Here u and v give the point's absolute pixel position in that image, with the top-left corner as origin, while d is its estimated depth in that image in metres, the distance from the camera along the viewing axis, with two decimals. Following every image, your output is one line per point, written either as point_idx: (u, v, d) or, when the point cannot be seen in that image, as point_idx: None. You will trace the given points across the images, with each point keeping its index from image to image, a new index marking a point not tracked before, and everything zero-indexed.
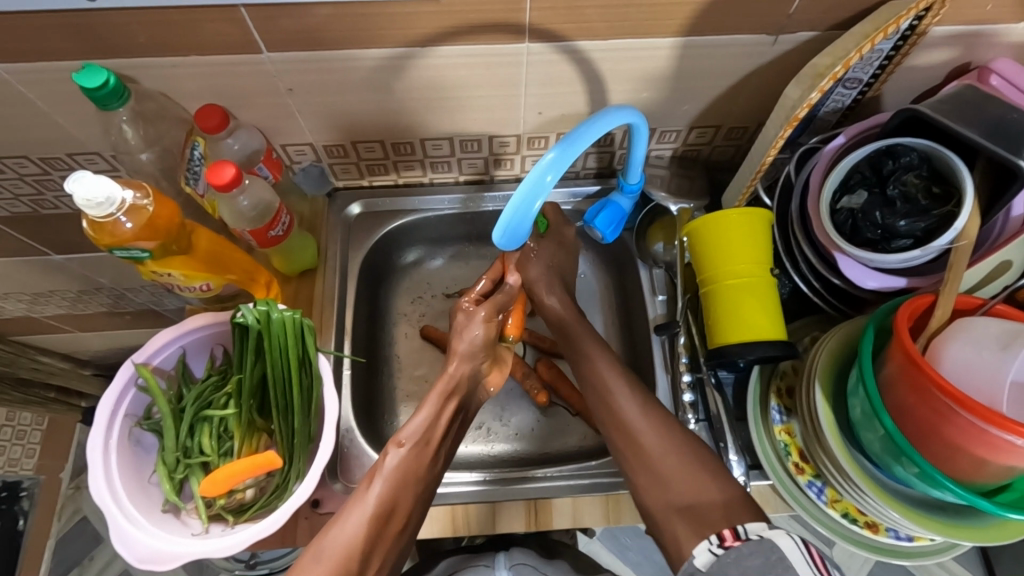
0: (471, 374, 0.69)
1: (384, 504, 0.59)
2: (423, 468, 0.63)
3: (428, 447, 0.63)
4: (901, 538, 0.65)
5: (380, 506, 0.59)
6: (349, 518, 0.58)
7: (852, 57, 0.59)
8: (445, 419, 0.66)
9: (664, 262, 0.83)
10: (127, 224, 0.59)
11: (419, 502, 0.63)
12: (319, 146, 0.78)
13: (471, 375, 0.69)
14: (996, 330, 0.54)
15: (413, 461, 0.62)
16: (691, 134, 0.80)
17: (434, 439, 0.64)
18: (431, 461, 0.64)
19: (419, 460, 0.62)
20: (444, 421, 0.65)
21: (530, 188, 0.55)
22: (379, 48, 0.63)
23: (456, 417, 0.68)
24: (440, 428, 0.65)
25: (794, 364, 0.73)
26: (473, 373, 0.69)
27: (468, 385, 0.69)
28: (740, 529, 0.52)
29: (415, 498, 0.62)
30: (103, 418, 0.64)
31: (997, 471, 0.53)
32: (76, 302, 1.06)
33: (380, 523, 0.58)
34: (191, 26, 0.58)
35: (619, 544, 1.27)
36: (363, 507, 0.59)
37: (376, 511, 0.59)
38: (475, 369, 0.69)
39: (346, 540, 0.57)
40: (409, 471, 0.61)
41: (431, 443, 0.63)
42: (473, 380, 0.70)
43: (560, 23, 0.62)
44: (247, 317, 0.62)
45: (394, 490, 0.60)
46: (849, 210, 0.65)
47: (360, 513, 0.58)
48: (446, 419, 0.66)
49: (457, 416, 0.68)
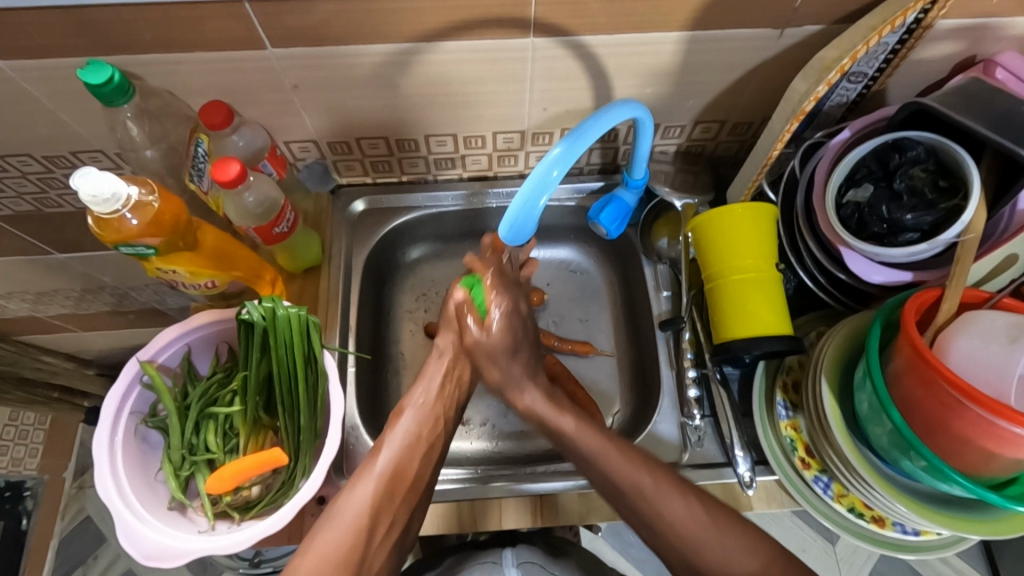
0: (459, 344, 0.70)
1: (393, 465, 0.60)
2: (429, 430, 0.64)
3: (427, 409, 0.65)
4: (908, 532, 0.65)
5: (388, 466, 0.60)
6: (359, 482, 0.59)
7: (859, 50, 0.59)
8: (442, 386, 0.67)
9: (669, 258, 0.83)
10: (133, 221, 0.59)
11: (429, 466, 0.63)
12: (322, 143, 0.78)
13: (460, 343, 0.70)
14: (1004, 323, 0.54)
15: (417, 424, 0.64)
16: (695, 129, 0.80)
17: (432, 400, 0.66)
18: (437, 429, 0.65)
19: (423, 422, 0.64)
20: (441, 386, 0.67)
21: (535, 183, 0.55)
22: (384, 44, 0.63)
23: (458, 386, 0.70)
24: (436, 391, 0.67)
25: (800, 360, 0.73)
26: (461, 341, 0.70)
27: (460, 352, 0.70)
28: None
29: (424, 461, 0.63)
30: (109, 415, 0.64)
31: (1005, 464, 0.53)
32: (79, 300, 1.06)
33: (390, 483, 0.59)
34: (197, 22, 0.58)
35: (623, 541, 1.27)
36: (372, 471, 0.60)
37: (385, 472, 0.60)
38: (463, 336, 0.70)
39: (357, 501, 0.58)
40: (415, 434, 0.63)
41: (430, 406, 0.66)
42: (463, 350, 0.70)
43: (565, 18, 0.62)
44: (253, 314, 0.62)
45: (400, 451, 0.61)
46: (855, 203, 0.65)
47: (369, 476, 0.59)
48: (442, 386, 0.67)
49: (452, 385, 0.69)
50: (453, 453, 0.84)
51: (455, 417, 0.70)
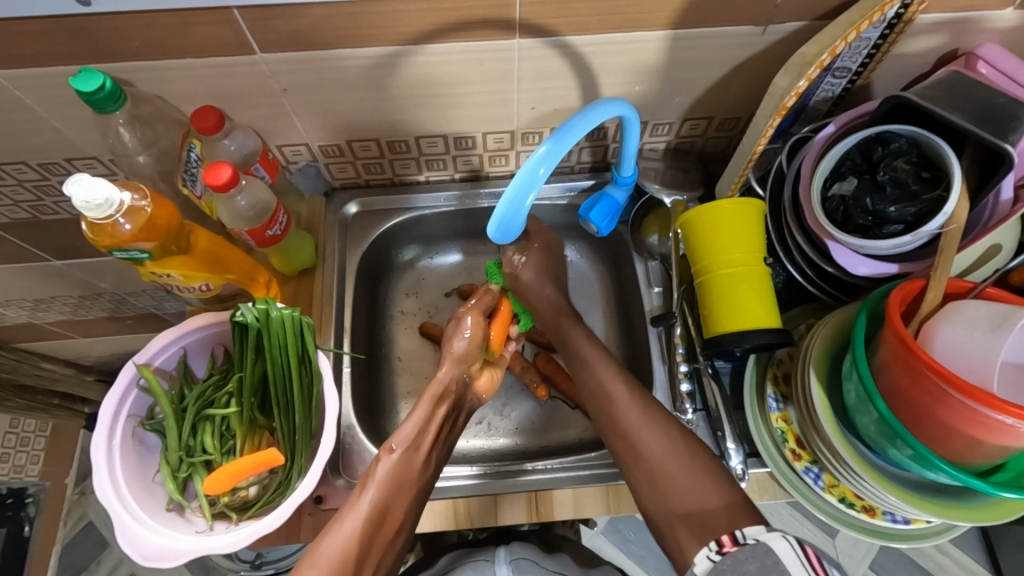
0: (462, 379, 0.69)
1: (378, 509, 0.58)
2: (417, 474, 0.62)
3: (418, 453, 0.62)
4: (898, 521, 0.66)
5: (373, 511, 0.58)
6: (344, 522, 0.57)
7: (838, 45, 0.60)
8: (437, 426, 0.65)
9: (660, 254, 0.84)
10: (126, 226, 0.59)
11: (415, 506, 0.61)
12: (314, 145, 0.79)
13: (460, 382, 0.69)
14: (987, 311, 0.55)
15: (405, 468, 0.61)
16: (683, 126, 0.81)
17: (425, 444, 0.63)
18: (424, 471, 0.62)
19: (412, 467, 0.61)
20: (435, 429, 0.65)
21: (523, 182, 0.56)
22: (372, 47, 0.64)
23: (450, 427, 0.68)
24: (432, 432, 0.64)
25: (790, 352, 0.73)
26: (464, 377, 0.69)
27: (460, 392, 0.69)
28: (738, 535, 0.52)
29: (409, 505, 0.60)
30: (107, 418, 0.65)
31: (990, 451, 0.54)
32: (77, 307, 1.07)
33: (373, 527, 0.57)
34: (186, 30, 0.59)
35: (623, 537, 1.27)
36: (357, 511, 0.58)
37: (370, 515, 0.58)
38: (467, 371, 0.70)
39: (341, 544, 0.56)
40: (402, 479, 0.60)
41: (421, 451, 0.62)
42: (465, 388, 0.70)
43: (550, 18, 0.63)
44: (247, 316, 0.63)
45: (386, 495, 0.59)
46: (840, 197, 0.65)
47: (354, 517, 0.57)
48: (437, 427, 0.65)
49: (449, 421, 0.68)
50: (449, 451, 0.84)
51: (447, 453, 0.68)
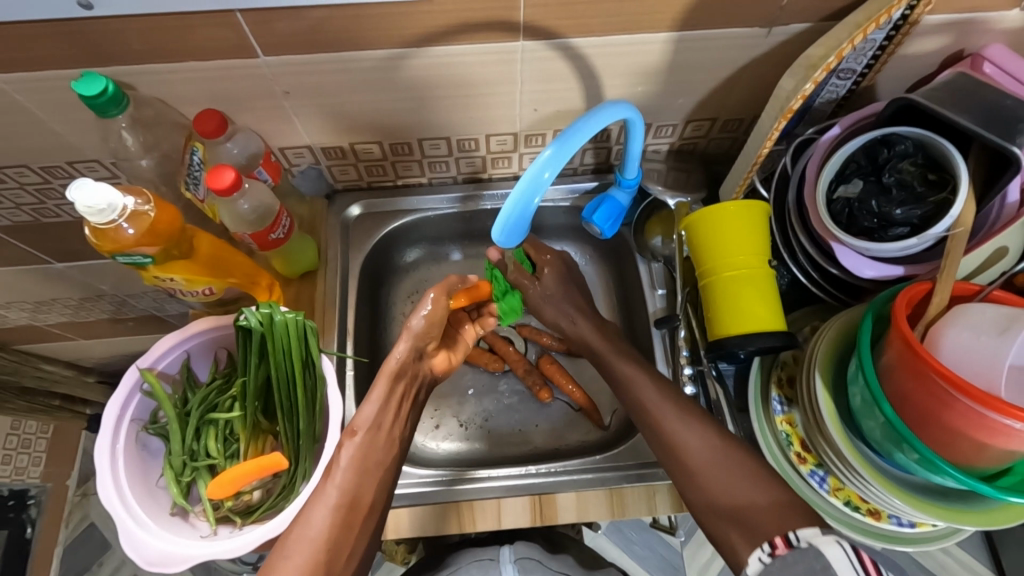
0: (414, 352, 0.67)
1: (347, 495, 0.59)
2: (381, 455, 0.63)
3: (380, 432, 0.63)
4: (904, 525, 0.66)
5: (342, 495, 0.59)
6: (313, 512, 0.58)
7: (845, 48, 0.59)
8: (397, 405, 0.66)
9: (663, 256, 0.84)
10: (129, 231, 0.59)
11: (384, 490, 0.62)
12: (316, 148, 0.78)
13: (412, 355, 0.67)
14: (993, 315, 0.54)
15: (369, 449, 0.62)
16: (687, 128, 0.81)
17: (386, 422, 0.64)
18: (387, 453, 0.63)
19: (374, 447, 0.62)
20: (396, 405, 0.65)
21: (527, 185, 0.56)
22: (375, 48, 0.63)
23: (410, 407, 0.68)
24: (392, 412, 0.65)
25: (794, 355, 0.73)
26: (415, 349, 0.68)
27: (411, 366, 0.67)
28: (792, 536, 0.52)
29: (378, 488, 0.61)
30: (110, 424, 0.65)
31: (996, 455, 0.53)
32: (79, 309, 1.07)
33: (345, 513, 0.58)
34: (188, 32, 0.59)
35: (624, 538, 1.27)
36: (325, 500, 0.58)
37: (340, 502, 0.58)
38: (418, 342, 0.68)
39: (313, 533, 0.56)
40: (366, 459, 0.61)
41: (384, 430, 0.64)
42: (415, 362, 0.68)
43: (554, 20, 0.62)
44: (251, 320, 0.63)
45: (352, 480, 0.60)
46: (845, 199, 0.65)
47: (322, 507, 0.58)
48: (399, 405, 0.66)
49: (409, 399, 0.68)
50: (452, 454, 0.84)
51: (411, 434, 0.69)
